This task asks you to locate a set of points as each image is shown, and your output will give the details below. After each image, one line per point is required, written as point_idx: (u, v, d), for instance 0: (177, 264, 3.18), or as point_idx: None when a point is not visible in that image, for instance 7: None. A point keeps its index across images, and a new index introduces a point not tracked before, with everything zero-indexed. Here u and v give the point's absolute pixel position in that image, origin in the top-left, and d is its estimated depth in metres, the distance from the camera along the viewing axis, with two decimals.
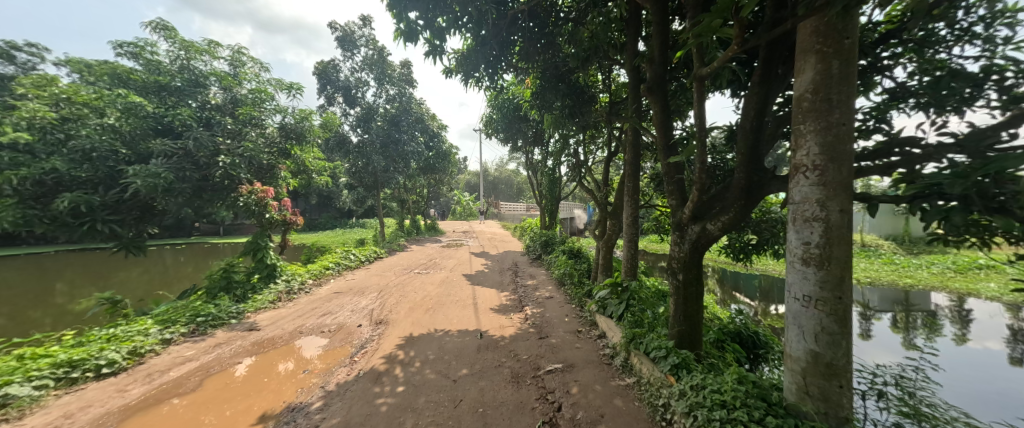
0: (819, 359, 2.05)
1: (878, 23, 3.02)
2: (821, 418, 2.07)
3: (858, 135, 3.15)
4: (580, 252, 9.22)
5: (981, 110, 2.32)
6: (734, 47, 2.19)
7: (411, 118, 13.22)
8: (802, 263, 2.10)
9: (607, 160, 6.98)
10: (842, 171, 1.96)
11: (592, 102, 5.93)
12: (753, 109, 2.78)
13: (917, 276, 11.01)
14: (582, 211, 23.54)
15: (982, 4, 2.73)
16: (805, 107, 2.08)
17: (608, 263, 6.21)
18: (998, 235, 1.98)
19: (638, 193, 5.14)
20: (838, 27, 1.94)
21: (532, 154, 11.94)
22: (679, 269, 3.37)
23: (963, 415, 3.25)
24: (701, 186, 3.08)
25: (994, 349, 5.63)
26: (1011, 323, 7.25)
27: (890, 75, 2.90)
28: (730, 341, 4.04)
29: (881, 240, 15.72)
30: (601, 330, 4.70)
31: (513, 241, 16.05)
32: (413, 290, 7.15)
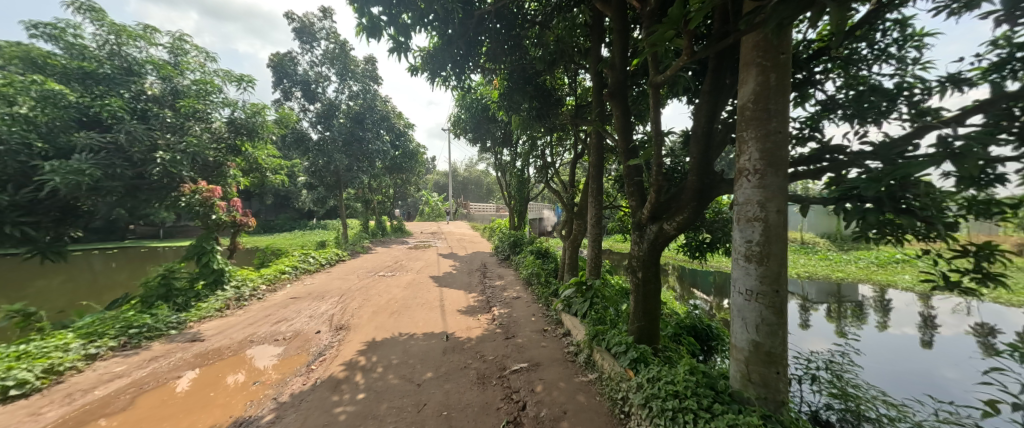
0: (760, 348, 2.22)
1: (811, 41, 3.33)
2: (761, 403, 2.25)
3: (796, 142, 3.45)
4: (548, 252, 9.37)
5: (895, 121, 2.62)
6: (685, 57, 2.32)
7: (376, 116, 12.81)
8: (745, 260, 2.27)
9: (573, 162, 7.16)
10: (779, 175, 2.14)
11: (559, 104, 6.05)
12: (703, 117, 2.97)
13: (847, 270, 12.21)
14: (551, 211, 23.90)
15: (896, 27, 3.09)
16: (748, 115, 2.24)
17: (573, 263, 6.37)
18: (907, 232, 2.24)
19: (602, 194, 5.31)
20: (775, 43, 2.11)
21: (502, 155, 11.96)
22: (639, 267, 3.52)
23: (881, 393, 3.66)
24: (658, 188, 3.23)
25: (910, 334, 6.37)
26: (922, 310, 8.24)
27: (822, 89, 3.20)
28: (686, 334, 4.28)
29: (818, 238, 17.28)
30: (566, 328, 4.80)
31: (482, 241, 16.00)
32: (377, 293, 6.93)
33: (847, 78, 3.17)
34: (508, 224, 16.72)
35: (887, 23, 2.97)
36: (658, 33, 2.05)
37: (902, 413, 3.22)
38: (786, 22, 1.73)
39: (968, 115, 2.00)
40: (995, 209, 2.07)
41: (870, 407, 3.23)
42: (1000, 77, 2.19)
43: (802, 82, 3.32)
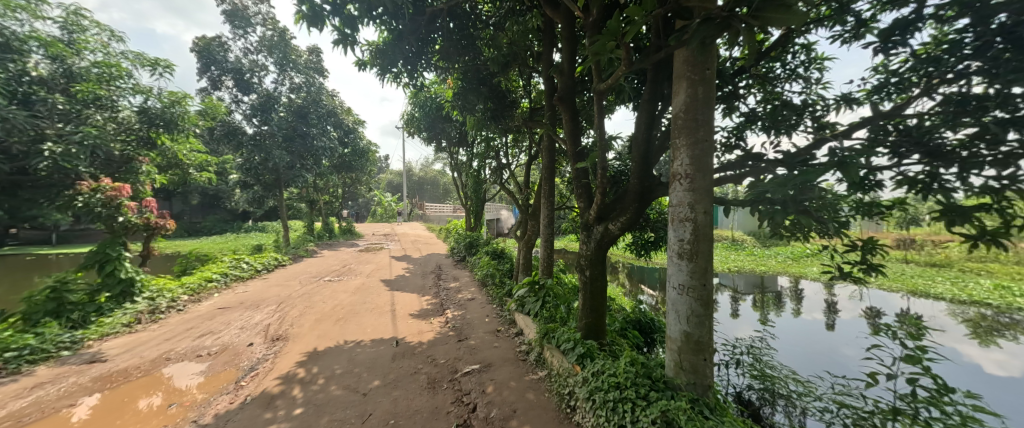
0: (690, 338, 2.43)
1: (736, 58, 3.70)
2: (690, 388, 2.46)
3: (724, 150, 3.81)
4: (504, 253, 9.41)
5: (802, 133, 3.00)
6: (624, 67, 2.45)
7: (321, 111, 12.01)
8: (678, 257, 2.45)
9: (528, 164, 7.27)
10: (706, 179, 2.35)
11: (514, 107, 6.09)
12: (642, 124, 3.17)
13: (769, 264, 13.68)
14: (508, 212, 24.05)
15: (803, 51, 3.53)
16: (680, 124, 2.43)
17: (528, 263, 6.46)
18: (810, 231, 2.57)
19: (554, 196, 5.45)
20: (702, 60, 2.32)
21: (457, 156, 11.81)
22: (587, 266, 3.67)
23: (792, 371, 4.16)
24: (603, 190, 3.40)
25: (817, 319, 7.32)
26: (828, 297, 9.48)
27: (744, 103, 3.56)
28: (632, 328, 4.54)
29: (747, 236, 19.21)
30: (519, 328, 4.87)
31: (438, 243, 15.67)
32: (321, 300, 6.51)
33: (764, 93, 3.57)
34: (464, 225, 16.55)
35: (795, 46, 3.38)
36: (600, 42, 2.13)
37: (808, 387, 3.69)
38: (708, 41, 1.90)
39: (855, 130, 2.35)
40: (874, 210, 2.46)
41: (783, 385, 3.66)
42: (879, 98, 2.60)
43: (728, 95, 3.67)
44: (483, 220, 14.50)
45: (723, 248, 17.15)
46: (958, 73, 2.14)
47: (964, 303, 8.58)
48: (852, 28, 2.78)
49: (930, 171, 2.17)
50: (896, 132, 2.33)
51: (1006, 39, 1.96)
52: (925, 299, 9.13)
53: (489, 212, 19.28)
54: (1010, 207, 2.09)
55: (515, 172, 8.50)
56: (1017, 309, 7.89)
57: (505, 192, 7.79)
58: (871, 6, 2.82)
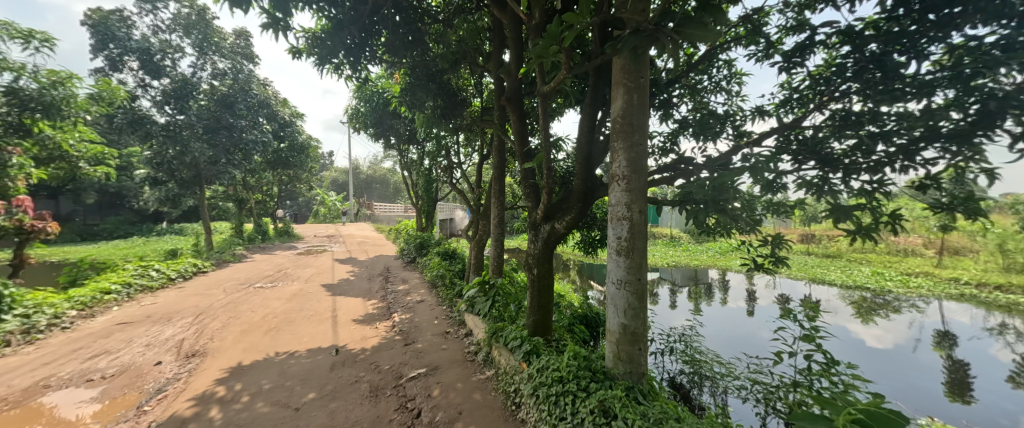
0: (626, 329, 2.57)
1: (669, 69, 3.99)
2: (627, 377, 2.61)
3: (660, 153, 4.10)
4: (456, 253, 9.27)
5: (724, 140, 3.33)
6: (565, 71, 2.51)
7: (251, 102, 10.90)
8: (617, 254, 2.58)
9: (480, 163, 7.22)
10: (640, 180, 2.51)
11: (463, 105, 6.01)
12: (585, 127, 3.30)
13: (701, 258, 15.00)
14: (462, 212, 23.71)
15: (725, 66, 3.92)
16: (617, 128, 2.56)
17: (478, 263, 6.42)
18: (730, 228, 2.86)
19: (504, 195, 5.47)
20: (636, 68, 2.47)
21: (408, 153, 11.39)
22: (534, 264, 3.74)
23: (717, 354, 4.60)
24: (549, 190, 3.48)
25: (739, 306, 8.20)
26: (749, 287, 10.65)
27: (677, 111, 3.86)
28: (579, 323, 4.71)
29: (683, 233, 20.89)
30: (468, 328, 4.82)
31: (387, 245, 14.95)
32: (249, 309, 5.90)
33: (694, 103, 3.90)
34: (415, 225, 16.00)
35: (719, 61, 3.74)
36: (541, 45, 2.14)
37: (730, 368, 4.10)
38: (640, 50, 2.01)
39: (765, 138, 2.67)
40: (780, 209, 2.80)
41: (708, 368, 4.04)
42: (785, 111, 2.97)
43: (663, 103, 3.95)
44: (434, 220, 14.14)
45: (662, 245, 18.48)
46: (842, 93, 2.52)
47: (851, 288, 10.12)
48: (763, 49, 3.14)
49: (822, 175, 2.53)
50: (798, 141, 2.67)
51: (875, 67, 2.34)
52: (822, 285, 10.62)
53: (442, 212, 18.84)
54: (880, 206, 2.50)
55: (466, 171, 8.40)
56: (888, 292, 9.49)
57: (457, 191, 7.67)
58: (778, 30, 3.21)
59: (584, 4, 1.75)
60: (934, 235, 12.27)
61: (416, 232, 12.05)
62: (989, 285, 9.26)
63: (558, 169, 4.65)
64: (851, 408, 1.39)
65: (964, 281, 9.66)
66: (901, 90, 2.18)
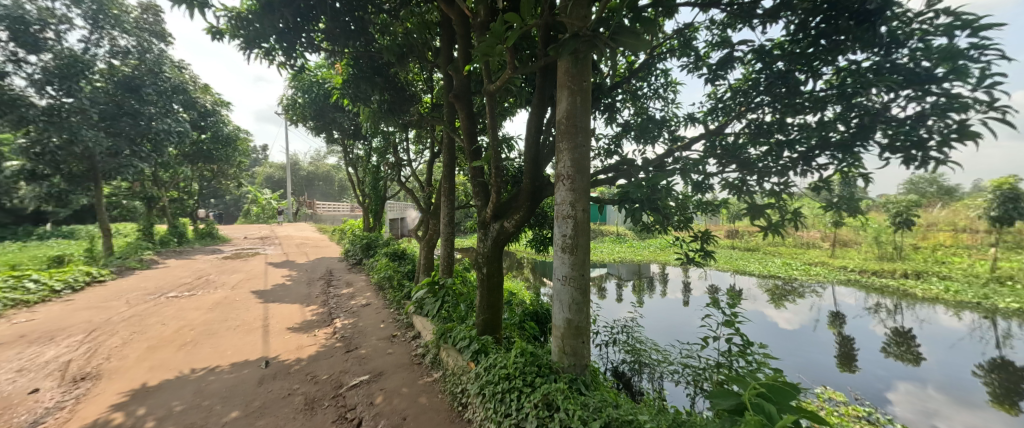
0: (571, 324, 2.66)
1: (613, 75, 4.20)
2: (571, 369, 2.70)
3: (604, 155, 4.31)
4: (406, 254, 8.92)
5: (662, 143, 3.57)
6: (509, 71, 2.51)
7: (164, 86, 9.58)
8: (562, 251, 2.66)
9: (430, 161, 7.01)
10: (582, 180, 2.60)
11: (411, 100, 5.79)
12: (532, 127, 3.34)
13: (643, 254, 16.02)
14: (412, 211, 22.94)
15: (662, 75, 4.21)
16: (562, 128, 2.63)
17: (429, 263, 6.24)
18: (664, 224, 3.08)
19: (454, 194, 5.36)
20: (579, 71, 2.55)
21: (353, 149, 10.74)
22: (483, 263, 3.72)
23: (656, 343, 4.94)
24: (498, 189, 3.49)
25: (675, 297, 8.92)
26: (684, 279, 11.63)
27: (620, 115, 4.07)
28: (530, 320, 4.78)
29: (628, 230, 22.17)
30: (416, 331, 4.66)
31: (330, 246, 13.99)
32: (159, 322, 5.17)
33: (635, 108, 4.13)
34: (361, 226, 15.17)
35: (656, 70, 4.02)
36: (486, 45, 2.11)
37: (666, 355, 4.43)
38: (582, 54, 2.08)
39: (694, 143, 2.92)
40: (707, 207, 3.08)
41: (647, 356, 4.33)
42: (711, 118, 3.27)
43: (607, 107, 4.14)
44: (382, 219, 13.50)
45: (609, 242, 19.40)
46: (757, 104, 2.83)
47: (767, 277, 11.45)
48: (694, 60, 3.43)
49: (742, 177, 2.82)
50: (721, 146, 2.96)
51: (782, 82, 2.67)
52: (745, 276, 11.87)
53: (391, 211, 18.05)
54: (785, 205, 2.85)
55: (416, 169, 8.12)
56: (795, 280, 10.88)
57: (406, 189, 7.38)
58: (705, 45, 3.52)
59: (526, 5, 1.76)
60: (828, 230, 14.34)
61: (362, 232, 11.40)
62: (869, 271, 11.03)
63: (508, 168, 4.67)
64: (756, 382, 1.57)
65: (850, 268, 11.42)
66: (801, 105, 2.50)
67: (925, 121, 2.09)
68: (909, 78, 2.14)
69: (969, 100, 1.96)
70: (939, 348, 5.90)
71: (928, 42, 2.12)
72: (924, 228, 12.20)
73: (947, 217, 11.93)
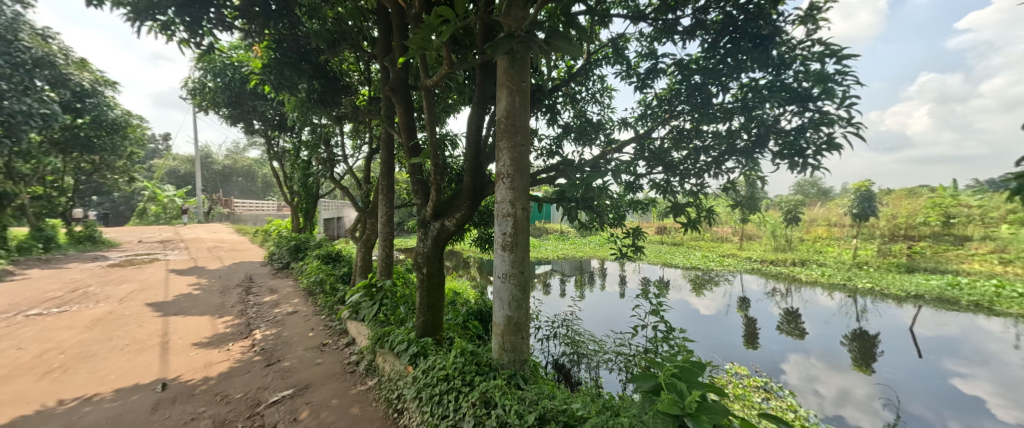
0: (510, 321, 2.70)
1: (553, 77, 4.34)
2: (510, 365, 2.73)
3: (546, 155, 4.43)
4: (341, 256, 8.31)
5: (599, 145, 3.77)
6: (446, 66, 2.44)
7: (22, 57, 7.81)
8: (502, 249, 2.68)
9: (367, 157, 6.59)
10: (522, 179, 2.64)
11: (345, 92, 5.23)
12: (473, 125, 3.30)
13: (584, 250, 16.83)
14: (348, 210, 21.48)
15: (598, 81, 4.44)
16: (502, 127, 2.65)
17: (366, 265, 5.87)
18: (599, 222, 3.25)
19: (393, 192, 5.10)
20: (518, 72, 2.59)
21: (277, 142, 9.73)
22: (424, 263, 3.60)
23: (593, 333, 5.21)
24: (438, 188, 3.41)
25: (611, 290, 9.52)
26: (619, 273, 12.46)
27: (560, 116, 4.21)
28: (474, 319, 4.74)
29: (570, 228, 23.12)
30: (350, 337, 4.36)
31: (251, 249, 12.56)
32: (14, 346, 4.22)
33: (574, 110, 4.31)
34: (289, 226, 13.85)
35: (593, 76, 4.23)
36: (420, 38, 2.03)
37: (602, 344, 4.69)
38: (518, 55, 2.10)
39: (625, 146, 3.13)
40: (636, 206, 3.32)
41: (585, 346, 4.55)
42: (640, 124, 3.53)
43: (548, 108, 4.25)
44: (313, 219, 12.44)
45: (553, 239, 20.06)
46: (678, 112, 3.13)
47: (690, 269, 12.70)
48: (625, 69, 3.68)
49: (665, 178, 3.09)
50: (650, 149, 3.20)
51: (698, 94, 2.98)
52: (672, 268, 13.05)
53: (325, 210, 16.76)
54: (701, 203, 3.19)
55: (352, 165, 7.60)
56: (712, 271, 12.21)
57: (340, 186, 6.87)
58: (635, 55, 3.79)
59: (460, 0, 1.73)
60: (738, 226, 16.35)
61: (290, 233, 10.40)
62: (769, 260, 12.78)
63: (450, 166, 4.57)
64: (671, 364, 1.72)
65: (754, 259, 13.12)
66: (713, 115, 2.81)
67: (805, 133, 2.47)
68: (794, 96, 2.52)
69: (836, 116, 2.36)
70: (818, 324, 7.03)
71: (808, 66, 2.51)
72: (808, 224, 14.47)
73: (824, 214, 14.24)
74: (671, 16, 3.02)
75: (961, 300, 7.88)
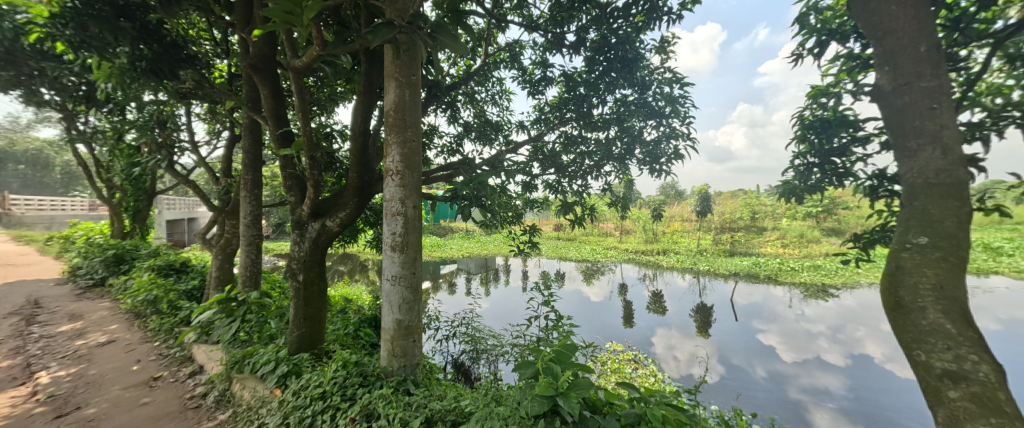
0: (401, 324, 2.56)
1: (453, 75, 4.29)
2: (401, 371, 2.60)
3: (447, 153, 4.37)
4: (188, 267, 6.70)
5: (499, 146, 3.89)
6: (316, 48, 2.14)
7: None
8: (391, 250, 2.53)
9: (227, 145, 5.46)
10: (414, 176, 2.53)
11: (192, 63, 3.96)
12: (359, 116, 3.01)
13: (488, 248, 17.14)
14: (203, 210, 17.52)
15: (497, 83, 4.57)
16: (391, 121, 2.50)
17: (224, 276, 4.87)
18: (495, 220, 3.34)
19: (261, 187, 4.32)
20: (409, 64, 2.48)
21: (83, 120, 7.30)
22: (299, 270, 3.16)
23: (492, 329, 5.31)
24: (315, 184, 3.01)
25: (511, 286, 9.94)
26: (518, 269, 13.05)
27: (459, 114, 4.19)
28: (366, 327, 4.35)
29: (474, 226, 23.29)
30: (197, 365, 3.56)
31: (42, 262, 9.23)
32: None
33: (475, 110, 4.35)
34: (108, 230, 10.58)
35: (492, 77, 4.34)
36: (278, 13, 1.74)
37: (500, 338, 4.83)
38: (403, 46, 1.97)
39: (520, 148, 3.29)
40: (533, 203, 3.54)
41: (484, 342, 4.63)
42: (536, 127, 3.76)
43: (449, 106, 4.20)
44: (148, 220, 9.77)
45: (457, 238, 19.91)
46: (567, 119, 3.44)
47: (581, 261, 14.06)
48: (522, 75, 3.87)
49: (556, 178, 3.37)
50: (543, 152, 3.43)
51: (583, 104, 3.32)
52: (566, 262, 14.25)
53: (167, 211, 13.34)
54: (584, 201, 3.55)
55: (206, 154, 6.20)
56: (599, 262, 13.75)
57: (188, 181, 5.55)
58: (530, 62, 4.03)
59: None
60: (619, 222, 18.77)
61: (108, 240, 7.94)
62: (641, 251, 15.01)
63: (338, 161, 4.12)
64: (551, 350, 1.86)
65: (631, 250, 15.24)
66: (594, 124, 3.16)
67: (660, 144, 2.96)
68: (652, 113, 3.00)
69: (682, 131, 2.89)
70: (674, 301, 8.56)
71: (663, 89, 3.01)
72: (669, 219, 17.46)
73: (680, 211, 17.37)
74: (559, 30, 3.27)
75: (761, 274, 10.58)
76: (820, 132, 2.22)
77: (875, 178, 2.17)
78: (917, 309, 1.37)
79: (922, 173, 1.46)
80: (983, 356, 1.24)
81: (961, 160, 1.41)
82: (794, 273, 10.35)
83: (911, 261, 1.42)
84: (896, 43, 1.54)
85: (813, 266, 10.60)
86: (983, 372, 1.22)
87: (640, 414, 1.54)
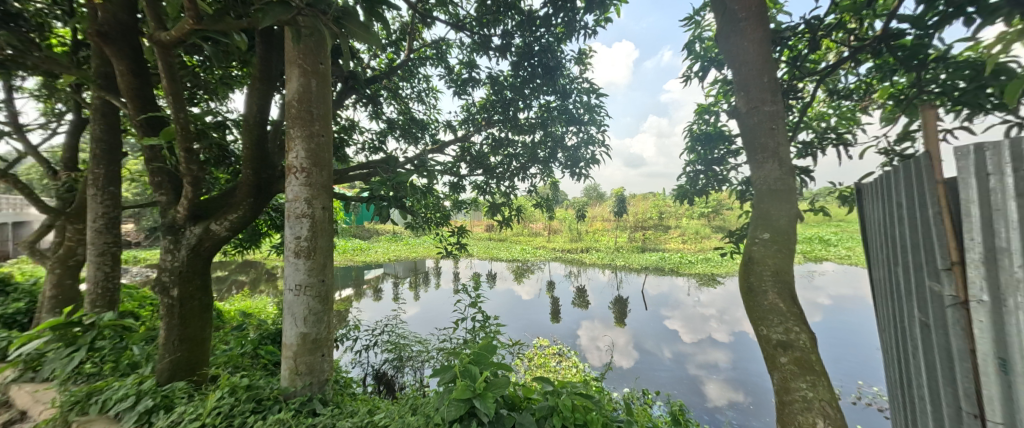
0: (306, 338, 2.30)
1: (373, 68, 4.03)
2: (306, 390, 2.34)
3: (369, 150, 4.09)
4: (11, 285, 5.17)
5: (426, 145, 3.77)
6: (189, 21, 1.81)
7: None
8: (294, 256, 2.26)
9: (69, 130, 4.33)
10: (322, 174, 2.31)
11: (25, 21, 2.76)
12: (254, 106, 2.64)
13: (418, 250, 16.50)
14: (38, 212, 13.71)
15: (423, 80, 4.41)
16: (293, 113, 2.24)
17: (64, 295, 3.85)
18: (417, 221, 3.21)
19: (117, 184, 3.51)
20: (315, 51, 2.26)
21: None
22: (172, 283, 2.64)
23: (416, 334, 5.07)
24: (193, 182, 2.54)
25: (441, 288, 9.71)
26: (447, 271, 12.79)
27: (380, 109, 3.94)
28: (268, 344, 3.82)
29: (401, 228, 22.20)
30: (17, 411, 2.74)
31: None
32: None
33: (398, 106, 4.14)
34: None
35: (418, 74, 4.18)
36: None
37: (427, 343, 4.64)
38: (306, 30, 1.78)
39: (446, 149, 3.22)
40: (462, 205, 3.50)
41: (409, 350, 4.40)
42: (465, 128, 3.74)
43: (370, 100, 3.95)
44: None
45: (384, 241, 18.79)
46: (494, 122, 3.49)
47: (511, 261, 14.33)
48: (449, 74, 3.80)
49: (483, 180, 3.38)
50: (471, 152, 3.41)
51: (509, 107, 3.39)
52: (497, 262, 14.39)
53: None
54: (511, 202, 3.63)
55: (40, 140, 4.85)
56: (528, 261, 14.18)
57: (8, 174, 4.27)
58: (457, 62, 3.98)
59: None
60: (547, 222, 19.59)
61: None
62: (566, 249, 15.87)
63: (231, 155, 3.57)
64: (468, 353, 1.84)
65: (558, 248, 16.03)
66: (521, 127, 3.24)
67: (580, 149, 3.16)
68: (573, 119, 3.19)
69: (599, 137, 3.12)
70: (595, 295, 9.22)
71: (582, 98, 3.22)
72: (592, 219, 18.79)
73: (601, 212, 18.81)
74: (484, 32, 3.28)
75: (666, 267, 11.97)
76: (703, 144, 2.58)
77: (744, 183, 2.61)
78: (761, 291, 1.67)
79: (769, 182, 1.79)
80: (803, 327, 1.59)
81: (792, 171, 1.76)
82: (691, 266, 11.94)
83: (759, 252, 1.72)
84: (750, 73, 1.86)
85: (706, 259, 12.36)
86: (803, 339, 1.56)
87: (553, 406, 1.62)
